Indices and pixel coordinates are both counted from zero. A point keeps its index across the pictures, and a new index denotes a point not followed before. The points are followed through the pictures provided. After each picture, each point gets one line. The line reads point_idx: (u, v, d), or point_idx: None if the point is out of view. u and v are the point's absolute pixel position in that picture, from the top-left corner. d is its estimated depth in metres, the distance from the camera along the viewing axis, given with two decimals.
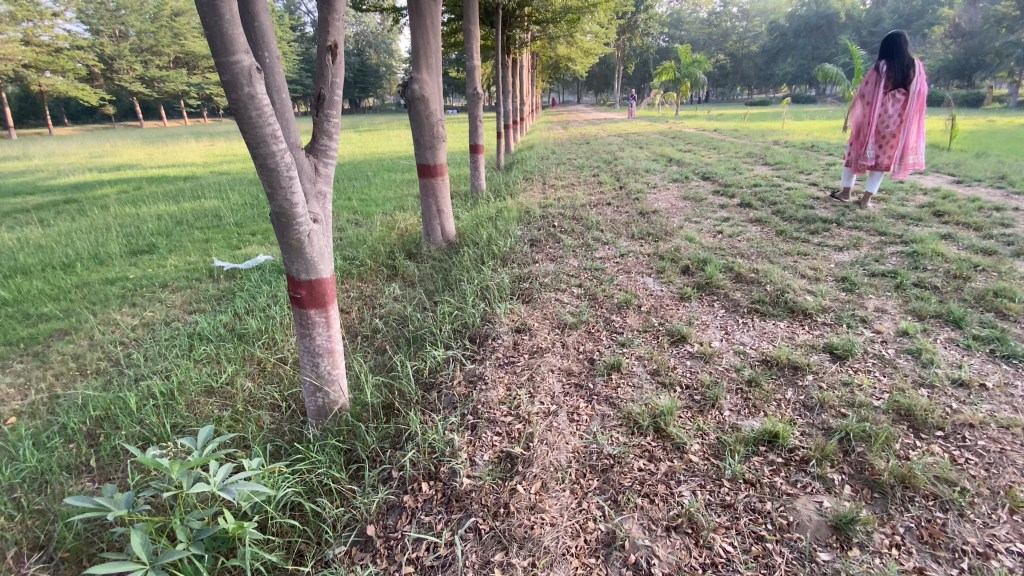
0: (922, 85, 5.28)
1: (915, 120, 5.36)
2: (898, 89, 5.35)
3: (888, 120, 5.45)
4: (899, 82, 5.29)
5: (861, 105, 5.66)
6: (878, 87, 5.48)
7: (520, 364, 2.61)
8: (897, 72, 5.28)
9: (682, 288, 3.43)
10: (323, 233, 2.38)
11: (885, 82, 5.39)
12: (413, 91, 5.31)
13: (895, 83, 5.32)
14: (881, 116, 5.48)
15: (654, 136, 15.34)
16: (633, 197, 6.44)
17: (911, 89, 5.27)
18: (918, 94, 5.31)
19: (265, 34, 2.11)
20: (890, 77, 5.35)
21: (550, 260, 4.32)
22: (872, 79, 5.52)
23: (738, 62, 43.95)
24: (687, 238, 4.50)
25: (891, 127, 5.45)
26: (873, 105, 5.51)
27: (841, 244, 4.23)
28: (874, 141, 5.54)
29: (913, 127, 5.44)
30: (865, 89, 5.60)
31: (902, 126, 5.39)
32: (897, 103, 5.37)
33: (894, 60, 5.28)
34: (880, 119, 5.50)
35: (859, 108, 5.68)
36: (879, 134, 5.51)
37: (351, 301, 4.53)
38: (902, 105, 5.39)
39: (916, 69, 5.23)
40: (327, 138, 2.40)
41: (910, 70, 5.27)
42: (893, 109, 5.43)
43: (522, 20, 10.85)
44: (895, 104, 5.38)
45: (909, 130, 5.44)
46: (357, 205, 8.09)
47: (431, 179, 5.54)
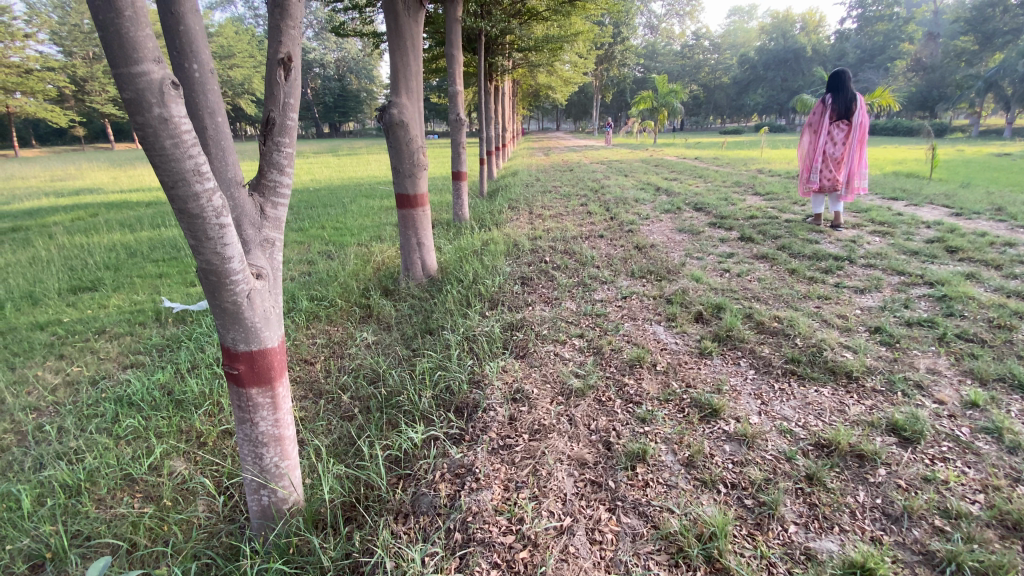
0: (863, 117, 5.73)
1: (858, 148, 5.77)
2: (843, 119, 5.80)
3: (835, 147, 5.85)
4: (843, 113, 5.74)
5: (810, 133, 6.09)
6: (825, 117, 5.93)
7: (521, 448, 2.12)
8: (841, 104, 5.74)
9: (700, 340, 2.99)
10: (270, 294, 1.89)
11: (831, 113, 5.84)
12: (391, 116, 4.87)
13: (839, 114, 5.77)
14: (828, 143, 5.89)
15: (636, 164, 15.29)
16: (626, 229, 6.08)
17: (854, 120, 5.73)
18: (861, 125, 5.76)
19: (195, 40, 1.63)
20: (835, 109, 5.81)
21: (543, 302, 3.86)
22: (820, 110, 5.98)
23: (711, 93, 45.38)
24: (693, 277, 4.10)
25: (837, 153, 5.85)
26: (819, 133, 5.95)
27: (861, 285, 3.88)
28: (822, 166, 5.93)
29: (858, 154, 5.85)
30: (813, 119, 6.04)
31: (847, 152, 5.80)
32: (842, 132, 5.80)
33: (839, 93, 5.76)
34: (827, 147, 5.92)
35: (809, 136, 6.12)
36: (826, 160, 5.92)
37: (318, 349, 3.97)
38: (846, 135, 5.83)
39: (858, 102, 5.69)
40: (278, 172, 1.90)
41: (853, 103, 5.72)
42: (839, 138, 5.85)
43: (505, 47, 10.63)
44: (841, 133, 5.81)
45: (854, 156, 5.86)
46: (331, 234, 7.54)
47: (410, 210, 5.09)
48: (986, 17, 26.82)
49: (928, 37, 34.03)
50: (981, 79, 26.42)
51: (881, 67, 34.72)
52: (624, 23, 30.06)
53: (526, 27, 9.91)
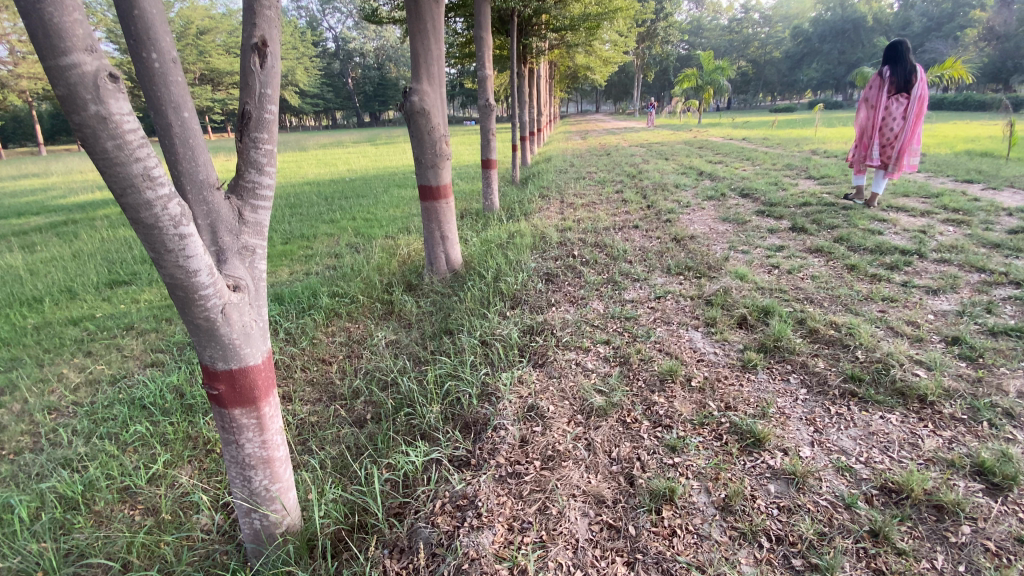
0: (924, 90, 5.43)
1: (917, 122, 5.47)
2: (902, 92, 5.51)
3: (893, 122, 5.56)
4: (902, 86, 5.46)
5: (864, 109, 5.81)
6: (882, 91, 5.65)
7: (531, 477, 1.89)
8: (901, 77, 5.47)
9: (742, 351, 2.66)
10: (251, 307, 1.72)
11: (888, 86, 5.56)
12: (412, 104, 4.63)
13: (898, 88, 5.50)
14: (885, 118, 5.60)
15: (678, 146, 14.56)
16: (664, 218, 5.68)
17: (914, 93, 5.45)
18: (921, 99, 5.47)
19: (153, 26, 1.45)
20: (893, 83, 5.55)
21: (569, 302, 3.60)
22: (876, 84, 5.71)
23: (761, 69, 43.04)
24: (737, 275, 3.71)
25: (894, 128, 5.56)
26: (875, 108, 5.67)
27: (933, 284, 3.40)
28: (878, 142, 5.63)
29: (916, 130, 5.55)
30: (869, 94, 5.76)
31: (906, 127, 5.51)
32: (900, 106, 5.51)
33: (898, 65, 5.49)
34: (883, 122, 5.63)
35: (863, 112, 5.85)
36: (883, 136, 5.63)
37: (336, 348, 3.84)
38: (905, 109, 5.54)
39: (919, 74, 5.41)
40: (257, 172, 1.71)
41: (913, 75, 5.45)
42: (897, 113, 5.56)
43: (539, 28, 10.23)
44: (899, 106, 5.52)
45: (913, 132, 5.56)
46: (361, 226, 7.47)
47: (434, 202, 4.89)
48: None
49: None
50: None
51: (950, 36, 31.84)
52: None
53: (561, 6, 9.46)
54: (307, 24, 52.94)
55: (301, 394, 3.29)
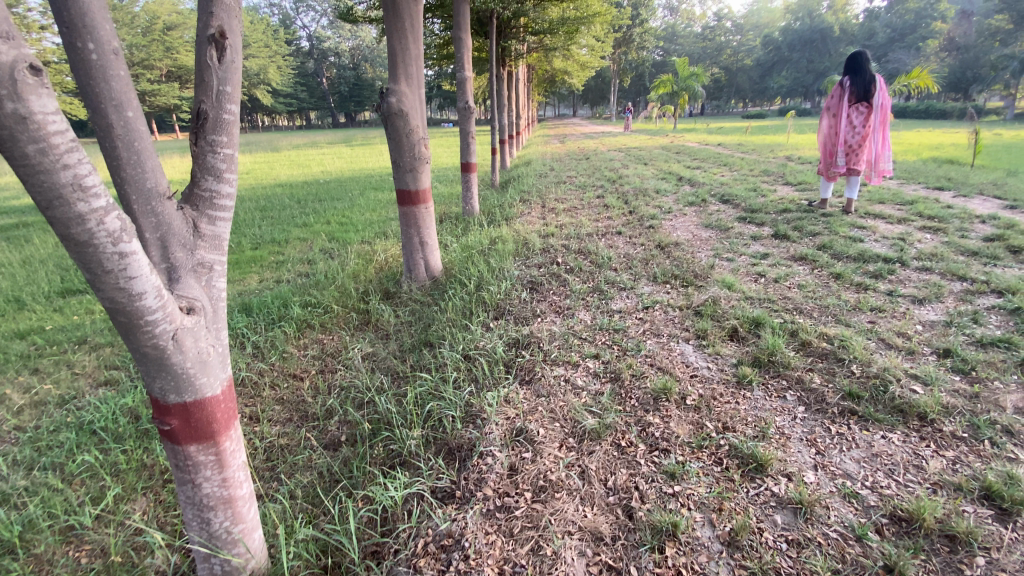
0: (884, 98, 5.51)
1: (879, 130, 5.57)
2: (863, 101, 5.58)
3: (856, 131, 5.65)
4: (863, 96, 5.52)
5: (827, 117, 5.87)
6: (843, 100, 5.70)
7: (522, 512, 1.74)
8: (859, 87, 5.52)
9: (736, 365, 2.56)
10: (209, 331, 1.54)
11: (849, 96, 5.62)
12: (390, 105, 4.45)
13: (858, 98, 5.55)
14: (849, 128, 5.68)
15: (656, 151, 14.65)
16: (646, 225, 5.62)
17: (873, 102, 5.51)
18: (881, 107, 5.53)
19: (89, 11, 1.26)
20: (853, 92, 5.60)
21: (554, 313, 3.47)
22: (838, 93, 5.75)
23: (733, 76, 43.96)
24: (724, 284, 3.64)
25: (858, 137, 5.65)
26: (838, 118, 5.74)
27: (918, 293, 3.39)
28: (843, 152, 5.73)
29: (879, 137, 5.66)
30: (830, 103, 5.82)
31: (867, 136, 5.61)
32: (862, 115, 5.59)
33: (857, 75, 5.53)
34: (846, 132, 5.72)
35: (826, 120, 5.92)
36: (845, 146, 5.73)
37: (309, 362, 3.63)
38: (865, 118, 5.61)
39: (877, 84, 5.46)
40: (215, 179, 1.53)
41: (872, 84, 5.49)
42: (859, 121, 5.64)
43: (518, 30, 10.13)
44: (860, 116, 5.60)
45: (874, 139, 5.65)
46: (335, 230, 7.21)
47: (412, 207, 4.71)
48: None
49: (960, 14, 32.26)
50: (1020, 58, 25.02)
51: (911, 47, 33.06)
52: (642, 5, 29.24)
53: (540, 9, 9.38)
54: (280, 22, 51.85)
55: (270, 414, 3.08)
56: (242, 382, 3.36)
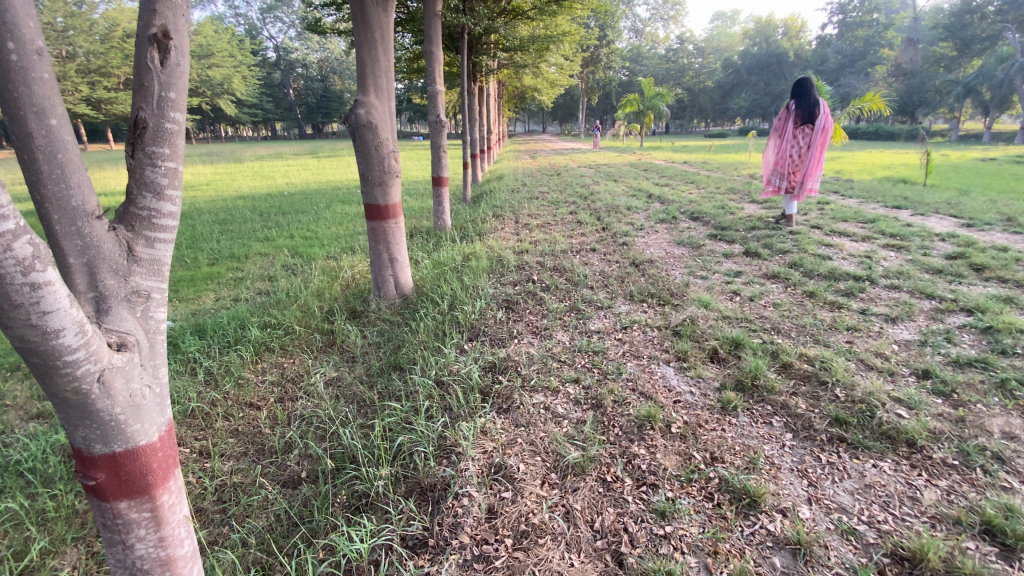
0: (825, 123, 6.15)
1: (819, 151, 6.18)
2: (807, 124, 6.22)
3: (798, 150, 6.27)
4: (807, 119, 6.17)
5: (775, 137, 6.52)
6: (790, 122, 6.36)
7: (502, 563, 1.60)
8: (804, 110, 6.15)
9: (720, 389, 2.48)
10: (145, 370, 1.35)
11: (795, 118, 6.27)
12: (358, 117, 4.28)
13: (803, 120, 6.18)
14: (792, 147, 6.30)
15: (625, 168, 14.86)
16: (620, 241, 5.59)
17: (816, 125, 6.14)
18: (823, 130, 6.17)
19: (10, 7, 1.09)
20: (799, 115, 6.23)
21: (531, 333, 3.34)
22: (786, 115, 6.38)
23: (696, 96, 45.53)
24: (701, 303, 3.60)
25: (799, 155, 6.27)
26: (784, 137, 6.38)
27: (890, 312, 3.43)
28: (785, 168, 6.33)
29: (819, 158, 6.26)
30: (779, 124, 6.47)
31: (810, 155, 6.22)
32: (805, 136, 6.23)
33: (803, 100, 6.17)
34: (791, 150, 6.34)
35: (775, 140, 6.52)
36: (791, 163, 6.32)
37: (268, 390, 3.38)
38: (809, 139, 6.23)
39: (820, 109, 6.10)
40: (154, 197, 1.35)
41: (815, 109, 6.14)
42: (802, 142, 6.27)
43: (489, 46, 10.13)
44: (804, 137, 6.24)
45: (816, 159, 6.26)
46: (299, 245, 6.92)
47: (381, 222, 4.53)
48: (965, 23, 27.80)
49: (905, 43, 34.50)
50: (962, 84, 26.96)
51: (861, 72, 34.98)
52: (610, 26, 30.06)
53: (511, 26, 9.41)
54: (245, 32, 50.86)
55: (223, 448, 2.83)
56: (193, 413, 3.09)
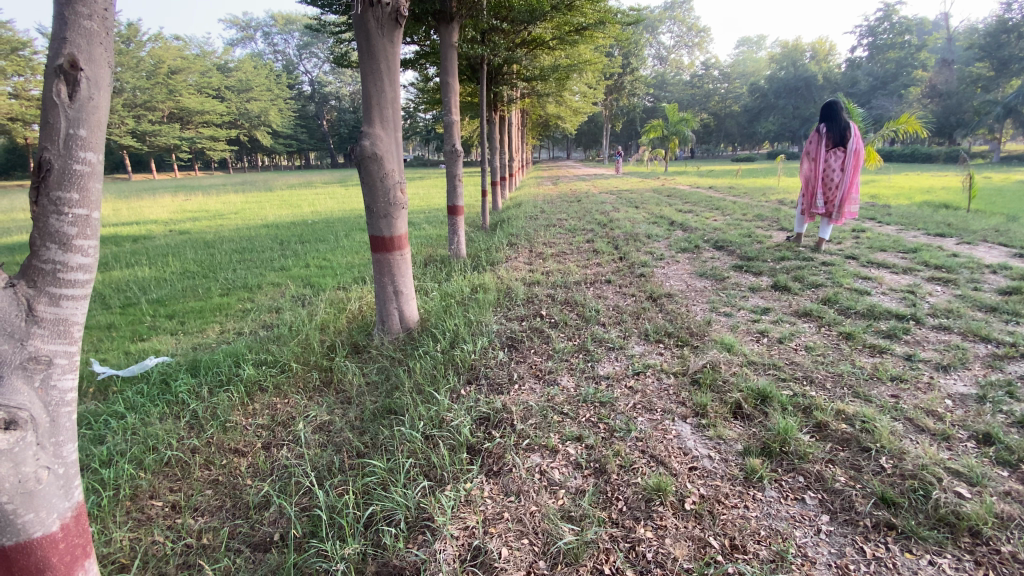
0: (858, 144, 5.93)
1: (855, 173, 5.93)
2: (839, 146, 6.00)
3: (833, 173, 6.02)
4: (838, 141, 5.95)
5: (806, 161, 6.28)
6: (821, 145, 6.14)
7: None
8: (836, 133, 5.96)
9: (743, 455, 2.16)
10: (41, 450, 1.20)
11: (826, 141, 6.06)
12: (363, 149, 4.17)
13: (835, 142, 5.97)
14: (826, 170, 6.06)
15: (648, 194, 14.60)
16: (638, 272, 5.31)
17: (849, 147, 5.93)
18: (857, 152, 5.95)
19: None
20: (830, 137, 6.03)
21: (534, 377, 3.07)
22: (815, 139, 6.18)
23: (722, 121, 45.22)
24: (723, 345, 3.27)
25: (835, 178, 6.02)
26: (816, 161, 6.14)
27: (940, 358, 3.04)
28: (822, 192, 6.07)
29: (856, 179, 5.99)
30: (810, 147, 6.25)
31: (845, 178, 5.98)
32: (838, 159, 5.99)
33: (833, 122, 5.98)
34: (825, 174, 6.10)
35: (806, 164, 6.31)
36: (826, 187, 6.06)
37: (256, 434, 3.19)
38: (842, 162, 6.01)
39: (852, 130, 5.90)
40: (59, 248, 1.26)
41: (847, 131, 5.94)
42: (836, 165, 6.04)
43: (509, 77, 10.16)
44: (836, 159, 6.01)
45: (852, 182, 6.02)
46: (312, 275, 6.86)
47: (386, 254, 4.37)
48: (1001, 43, 27.03)
49: (940, 63, 33.63)
50: (1002, 104, 26.07)
51: (895, 94, 34.16)
52: (634, 54, 30.25)
53: (531, 57, 9.42)
54: (282, 67, 53.36)
55: (197, 501, 2.61)
56: (171, 461, 2.89)
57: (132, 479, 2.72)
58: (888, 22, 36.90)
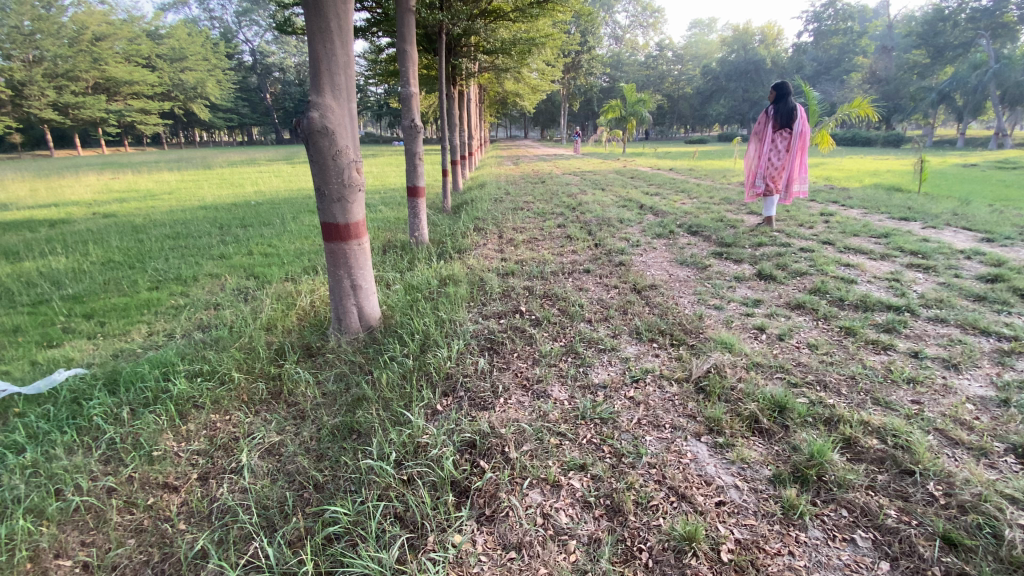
0: (803, 127, 6.06)
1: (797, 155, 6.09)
2: (785, 128, 6.11)
3: (778, 154, 6.16)
4: (785, 123, 6.06)
5: (754, 141, 6.41)
6: (769, 126, 6.24)
7: None
8: (782, 115, 6.05)
9: (776, 485, 1.87)
10: None
11: (773, 122, 6.16)
12: (311, 121, 3.57)
13: (781, 124, 6.08)
14: (772, 151, 6.20)
15: (610, 175, 14.41)
16: (616, 261, 5.02)
17: (794, 129, 6.05)
18: (801, 134, 6.07)
19: None
20: (777, 119, 6.12)
21: (521, 387, 2.69)
22: (764, 120, 6.28)
23: (676, 103, 45.79)
24: (724, 344, 3.00)
25: (779, 160, 6.17)
26: (763, 142, 6.26)
27: (948, 355, 2.87)
28: (765, 171, 6.23)
29: (797, 161, 6.19)
30: (758, 128, 6.35)
31: (788, 160, 6.14)
32: (784, 140, 6.12)
33: (781, 104, 6.05)
34: (770, 154, 6.24)
35: (754, 144, 6.43)
36: (770, 168, 6.22)
37: (191, 463, 2.67)
38: (787, 144, 6.13)
39: (798, 113, 5.99)
40: None
41: (793, 113, 6.02)
42: (781, 146, 6.17)
43: (469, 49, 9.54)
44: (782, 141, 6.13)
45: (794, 164, 6.19)
46: (257, 264, 6.18)
47: (341, 244, 3.85)
48: (937, 31, 28.24)
49: (880, 50, 35.13)
50: (934, 90, 27.49)
51: (838, 79, 35.45)
52: (592, 31, 29.88)
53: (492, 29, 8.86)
54: (219, 35, 49.65)
55: (116, 558, 2.10)
56: (81, 508, 2.32)
57: (30, 535, 2.16)
58: (833, 8, 38.05)
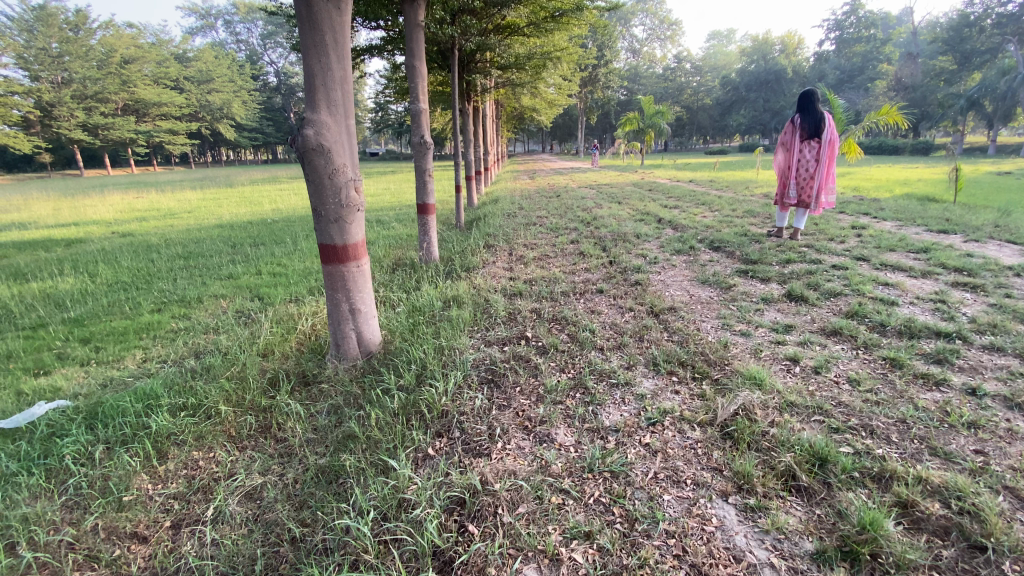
0: (833, 134, 5.71)
1: (829, 164, 5.74)
2: (814, 137, 5.78)
3: (808, 164, 5.81)
4: (813, 132, 5.74)
5: (782, 151, 6.09)
6: (796, 135, 5.93)
7: None
8: (810, 123, 5.73)
9: (820, 566, 1.55)
10: None
11: (800, 132, 5.86)
12: (306, 139, 3.38)
13: (809, 133, 5.76)
14: (801, 161, 5.86)
15: (628, 188, 14.12)
16: (632, 280, 4.72)
17: (823, 137, 5.72)
18: (831, 143, 5.73)
19: None
20: (805, 128, 5.81)
21: (521, 429, 2.41)
22: (791, 129, 5.97)
23: (695, 114, 45.38)
24: (752, 380, 2.66)
25: (809, 169, 5.82)
26: (791, 152, 5.96)
27: (1013, 392, 2.49)
28: (795, 182, 5.88)
29: (830, 170, 5.80)
30: (785, 138, 6.05)
31: (819, 169, 5.78)
32: (813, 150, 5.78)
33: (808, 112, 5.75)
34: (800, 164, 5.90)
35: (782, 155, 6.11)
36: (800, 178, 5.87)
37: (163, 510, 2.44)
38: (817, 153, 5.80)
39: (827, 121, 5.67)
40: None
41: (822, 122, 5.70)
42: (811, 156, 5.84)
43: (483, 65, 9.44)
44: (811, 150, 5.80)
45: (827, 173, 5.83)
46: (264, 284, 6.06)
47: (340, 266, 3.64)
48: (963, 37, 27.50)
49: (905, 57, 34.31)
50: (963, 96, 26.65)
51: (862, 87, 34.69)
52: (608, 44, 29.89)
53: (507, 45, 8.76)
54: (246, 58, 51.28)
55: None
56: (34, 566, 2.10)
57: None
58: (855, 16, 37.30)
